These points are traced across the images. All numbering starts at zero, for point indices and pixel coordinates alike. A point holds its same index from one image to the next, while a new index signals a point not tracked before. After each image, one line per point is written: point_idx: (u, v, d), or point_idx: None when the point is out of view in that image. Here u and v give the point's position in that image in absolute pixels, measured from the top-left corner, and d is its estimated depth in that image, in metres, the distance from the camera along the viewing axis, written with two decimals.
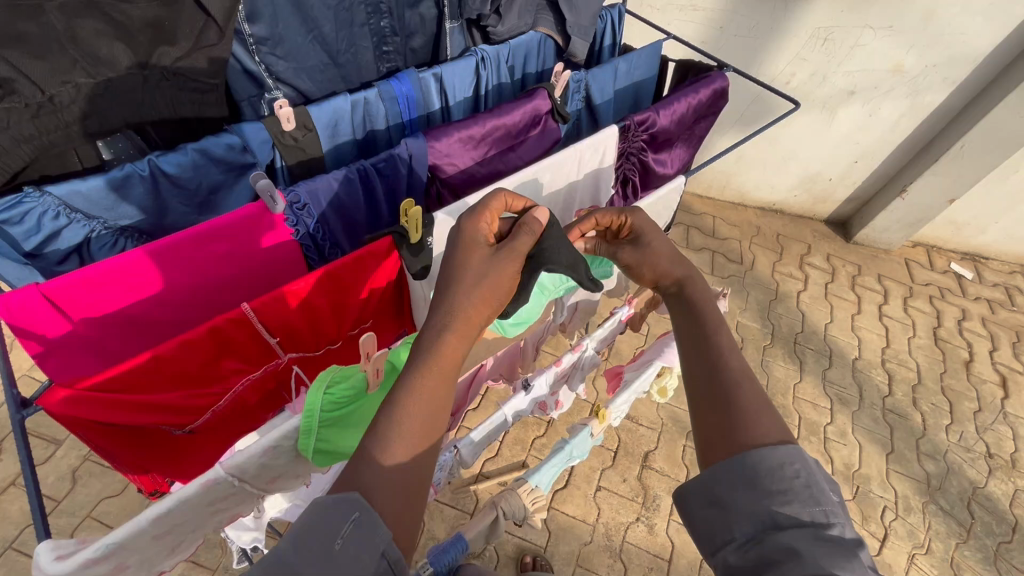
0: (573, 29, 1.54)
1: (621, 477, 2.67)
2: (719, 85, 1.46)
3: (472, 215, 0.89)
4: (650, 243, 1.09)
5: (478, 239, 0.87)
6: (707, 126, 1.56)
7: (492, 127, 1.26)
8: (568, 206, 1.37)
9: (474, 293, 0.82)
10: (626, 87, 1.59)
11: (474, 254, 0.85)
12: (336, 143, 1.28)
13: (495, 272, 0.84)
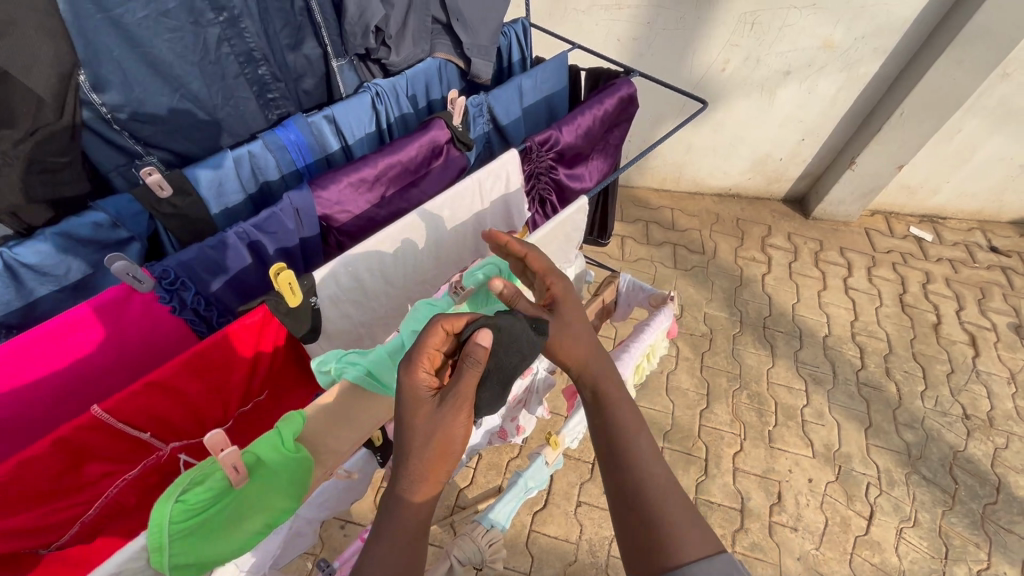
0: (471, 50, 1.50)
1: (601, 489, 2.61)
2: (624, 92, 1.41)
3: (410, 374, 0.81)
4: (570, 320, 1.01)
5: (418, 395, 0.81)
6: (621, 133, 1.51)
7: (384, 168, 1.20)
8: (481, 237, 1.32)
9: (424, 453, 0.82)
10: (535, 102, 1.54)
11: (418, 415, 0.81)
12: (225, 203, 1.21)
13: (438, 431, 0.80)
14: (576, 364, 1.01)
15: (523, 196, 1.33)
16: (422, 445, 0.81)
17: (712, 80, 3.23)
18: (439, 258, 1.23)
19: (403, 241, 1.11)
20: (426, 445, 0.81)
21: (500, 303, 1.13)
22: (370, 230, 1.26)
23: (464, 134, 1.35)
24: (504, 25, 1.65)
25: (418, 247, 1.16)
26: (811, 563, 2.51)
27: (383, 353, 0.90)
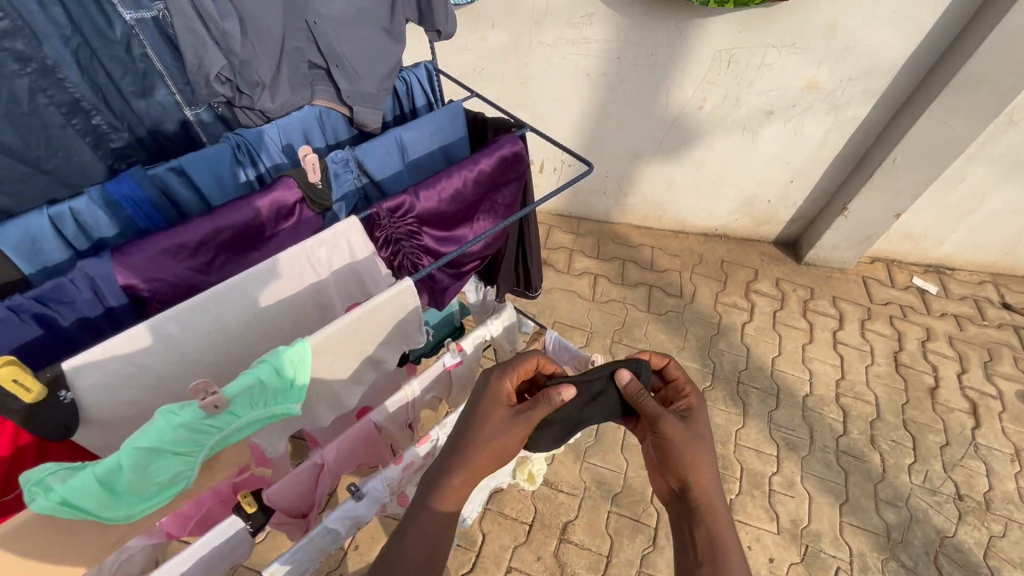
0: (353, 97, 1.40)
1: (536, 556, 2.42)
2: (506, 151, 1.28)
3: (504, 383, 1.22)
4: (696, 425, 1.22)
5: (507, 402, 1.20)
6: (512, 191, 1.38)
7: (208, 233, 1.08)
8: (328, 308, 1.18)
9: (490, 445, 1.16)
10: (423, 155, 1.42)
11: (496, 411, 1.19)
12: (44, 261, 1.12)
13: (510, 431, 1.16)
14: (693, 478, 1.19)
15: (380, 266, 1.20)
16: (490, 439, 1.15)
17: (690, 117, 3.06)
18: (267, 335, 1.10)
19: (204, 321, 0.99)
20: (492, 440, 1.15)
21: (290, 402, 0.88)
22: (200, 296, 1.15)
23: (324, 193, 1.24)
24: (402, 68, 1.53)
25: (230, 325, 1.03)
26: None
27: (89, 474, 0.72)
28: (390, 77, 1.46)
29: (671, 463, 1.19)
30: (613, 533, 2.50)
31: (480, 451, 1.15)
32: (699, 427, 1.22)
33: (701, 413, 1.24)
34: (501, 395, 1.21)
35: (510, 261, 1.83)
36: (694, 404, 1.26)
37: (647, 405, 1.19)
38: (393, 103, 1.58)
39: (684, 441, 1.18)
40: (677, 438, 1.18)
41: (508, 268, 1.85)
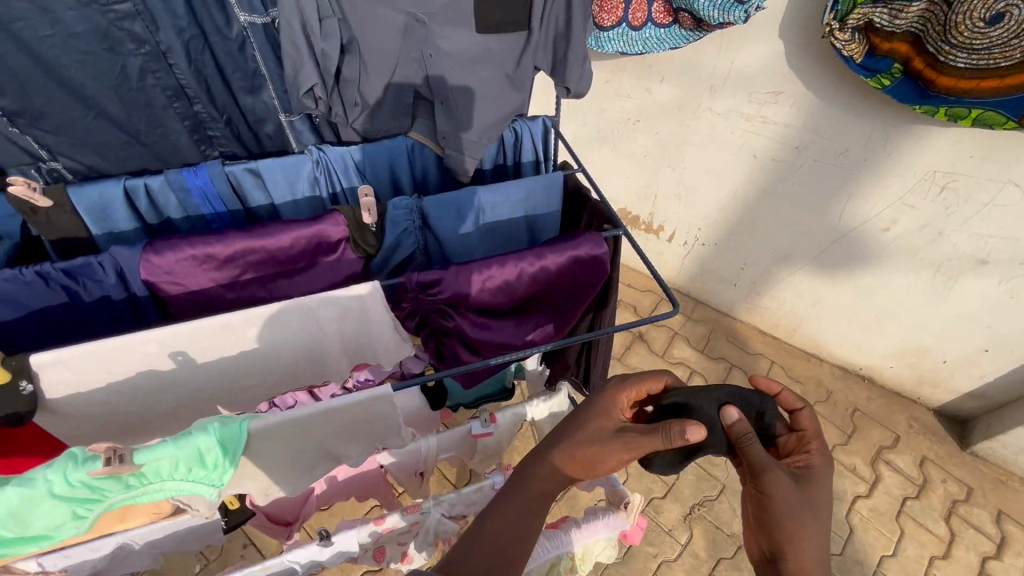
0: (448, 139, 1.28)
1: None
2: (581, 254, 1.09)
3: (614, 396, 0.99)
4: (813, 496, 0.89)
5: (610, 415, 0.97)
6: (575, 300, 1.17)
7: (239, 250, 1.03)
8: (325, 365, 1.06)
9: (579, 456, 0.94)
10: (499, 222, 1.25)
11: (604, 416, 0.97)
12: (111, 229, 1.15)
13: (609, 449, 0.92)
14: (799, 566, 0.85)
15: (392, 335, 1.05)
16: (585, 448, 0.94)
17: (868, 237, 2.40)
18: (253, 375, 1.01)
19: (189, 349, 0.91)
20: (589, 453, 0.93)
21: (209, 486, 0.77)
22: (215, 309, 1.09)
23: (373, 237, 1.13)
24: (516, 118, 1.37)
25: (215, 358, 0.95)
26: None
27: None
28: (496, 127, 1.30)
29: (777, 533, 0.87)
30: None
31: (564, 458, 0.95)
32: (817, 495, 0.90)
33: (821, 476, 0.91)
34: (611, 408, 0.98)
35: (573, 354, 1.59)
36: (814, 462, 0.93)
37: (753, 452, 0.88)
38: (496, 151, 1.41)
39: (791, 505, 0.86)
40: (782, 499, 0.86)
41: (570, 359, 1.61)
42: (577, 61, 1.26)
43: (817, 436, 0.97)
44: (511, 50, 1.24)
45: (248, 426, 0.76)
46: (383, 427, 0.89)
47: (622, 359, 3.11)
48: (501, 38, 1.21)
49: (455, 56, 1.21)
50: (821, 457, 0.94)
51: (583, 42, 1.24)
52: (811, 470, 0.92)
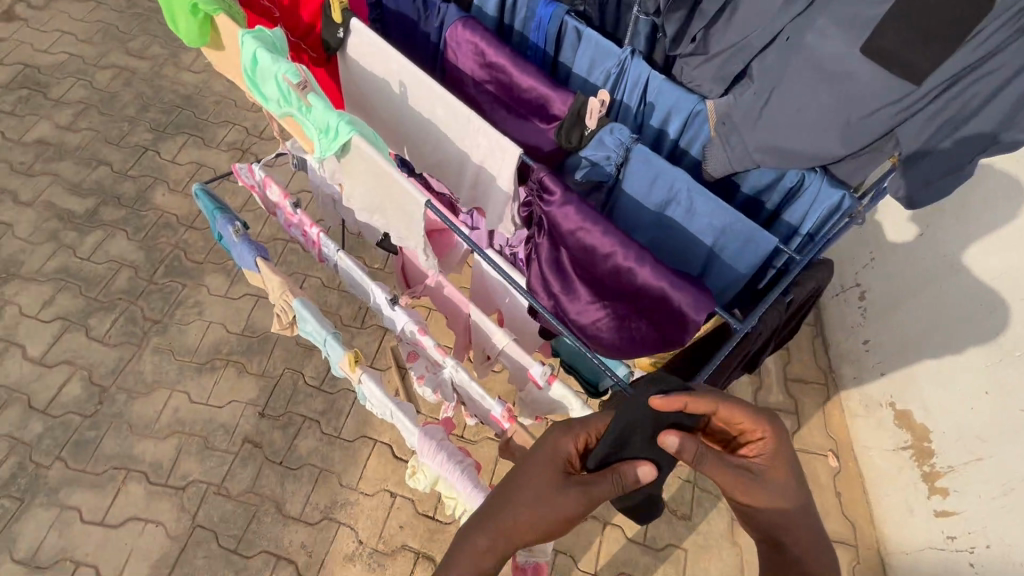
0: (725, 128, 1.21)
1: (399, 526, 2.39)
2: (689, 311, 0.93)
3: (552, 449, 1.16)
4: (767, 471, 1.13)
5: (552, 471, 1.15)
6: (659, 341, 1.00)
7: (498, 65, 1.22)
8: (460, 181, 1.24)
9: (533, 518, 1.12)
10: (681, 224, 1.12)
11: (547, 472, 1.15)
12: (482, 8, 1.46)
13: (550, 504, 1.11)
14: (772, 520, 1.13)
15: (503, 203, 1.15)
16: (530, 504, 1.13)
17: None
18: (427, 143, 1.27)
19: (410, 88, 1.20)
20: (538, 512, 1.12)
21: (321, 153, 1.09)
22: (462, 95, 1.35)
23: (578, 136, 1.16)
24: (816, 169, 1.16)
25: (417, 108, 1.21)
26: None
27: (249, 45, 1.09)
28: (776, 158, 1.17)
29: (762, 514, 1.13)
30: None
31: (516, 521, 1.14)
32: (777, 467, 1.13)
33: (771, 459, 1.13)
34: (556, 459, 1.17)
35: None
36: (765, 445, 1.14)
37: (714, 462, 1.11)
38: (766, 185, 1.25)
39: (753, 490, 1.11)
40: (748, 489, 1.11)
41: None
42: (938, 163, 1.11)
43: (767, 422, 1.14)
44: (882, 95, 1.06)
45: (356, 136, 1.03)
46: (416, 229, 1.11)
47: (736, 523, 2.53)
48: (875, 72, 1.05)
49: (817, 54, 1.10)
50: (769, 436, 1.14)
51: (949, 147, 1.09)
52: (765, 450, 1.14)
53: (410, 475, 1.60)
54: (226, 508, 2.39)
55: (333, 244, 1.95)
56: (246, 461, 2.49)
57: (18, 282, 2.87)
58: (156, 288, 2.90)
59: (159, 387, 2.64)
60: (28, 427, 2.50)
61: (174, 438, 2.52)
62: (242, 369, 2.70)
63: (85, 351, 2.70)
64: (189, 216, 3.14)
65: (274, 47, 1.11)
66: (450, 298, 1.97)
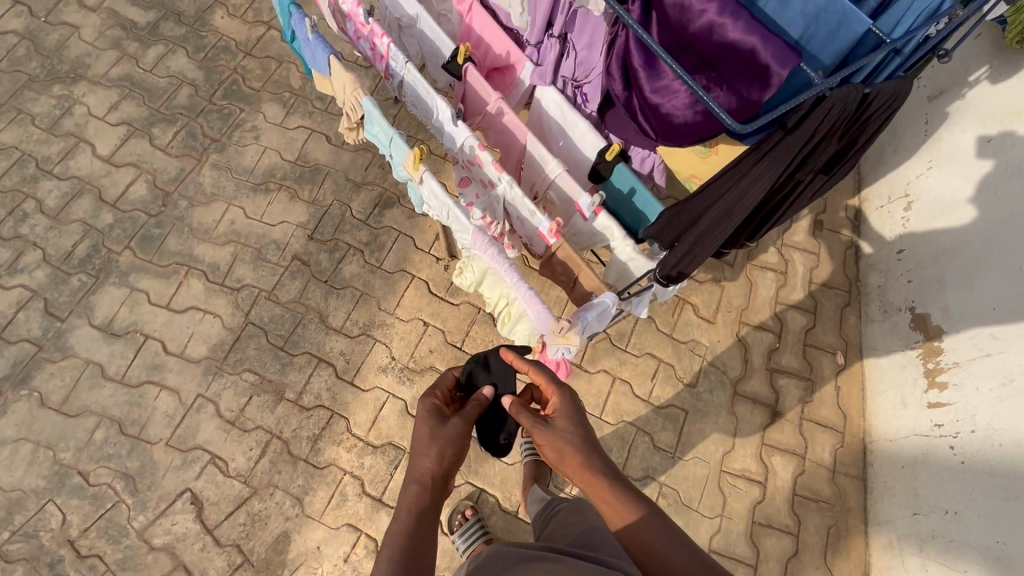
0: None
1: (429, 350, 2.61)
2: (773, 57, 1.13)
3: (424, 400, 1.43)
4: (557, 418, 1.41)
5: (430, 416, 1.37)
6: (739, 89, 1.20)
7: None
8: None
9: (442, 452, 1.27)
10: (774, 12, 1.22)
11: (423, 429, 1.33)
12: None
13: (443, 436, 1.30)
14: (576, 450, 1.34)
15: None
16: (425, 456, 1.26)
17: None
18: None
19: None
20: (445, 443, 1.29)
21: None
22: None
23: None
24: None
25: None
26: (296, 553, 2.27)
27: None
28: None
29: (562, 461, 1.33)
30: None
31: (432, 465, 1.25)
32: (568, 420, 1.40)
33: (562, 409, 1.39)
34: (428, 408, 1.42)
35: (712, 245, 1.42)
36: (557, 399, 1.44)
37: (520, 414, 1.43)
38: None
39: (548, 433, 1.36)
40: (549, 437, 1.36)
41: (707, 252, 1.45)
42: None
43: (556, 383, 1.47)
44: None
45: None
46: None
47: (736, 396, 2.74)
48: None
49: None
50: (560, 395, 1.44)
51: None
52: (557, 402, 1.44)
53: (464, 272, 1.76)
54: (275, 312, 2.62)
55: (402, 55, 1.97)
56: (295, 275, 2.69)
57: (85, 83, 2.96)
58: (215, 109, 2.98)
59: (217, 199, 2.79)
60: (100, 217, 2.70)
61: (230, 246, 2.71)
62: (294, 195, 2.83)
63: (150, 157, 2.84)
64: (247, 43, 3.13)
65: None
66: (509, 126, 2.01)
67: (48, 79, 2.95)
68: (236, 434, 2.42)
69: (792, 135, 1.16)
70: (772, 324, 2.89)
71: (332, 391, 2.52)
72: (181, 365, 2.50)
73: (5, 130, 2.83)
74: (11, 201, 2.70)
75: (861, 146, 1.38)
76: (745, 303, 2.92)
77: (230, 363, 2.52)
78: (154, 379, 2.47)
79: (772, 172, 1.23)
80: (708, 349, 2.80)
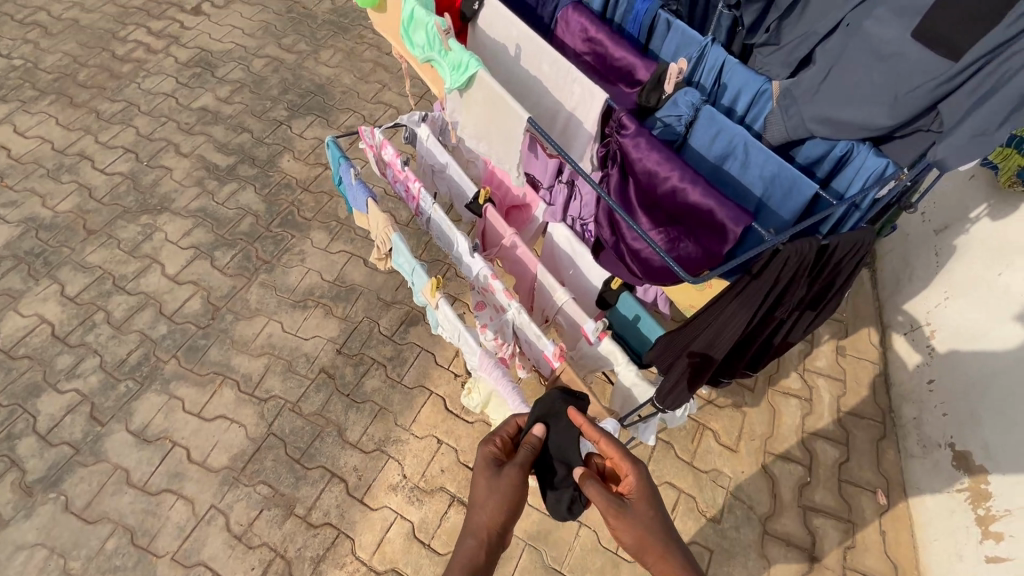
0: (782, 102, 1.55)
1: (440, 469, 2.60)
2: (726, 213, 1.27)
3: (482, 448, 1.53)
4: (635, 500, 1.44)
5: (488, 467, 1.50)
6: (701, 239, 1.34)
7: (598, 40, 1.59)
8: (566, 132, 1.55)
9: (497, 504, 1.44)
10: (737, 175, 1.44)
11: (482, 481, 1.47)
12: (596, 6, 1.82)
13: (498, 494, 1.44)
14: (649, 535, 1.40)
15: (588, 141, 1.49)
16: (486, 509, 1.44)
17: None
18: (534, 96, 1.60)
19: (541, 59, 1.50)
20: (502, 495, 1.44)
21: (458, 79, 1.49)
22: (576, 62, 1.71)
23: (656, 98, 1.49)
24: (863, 142, 1.48)
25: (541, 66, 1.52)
26: None
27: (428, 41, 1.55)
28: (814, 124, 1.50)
29: (638, 545, 1.41)
30: (441, 554, 2.39)
31: (487, 521, 1.44)
32: (641, 498, 1.44)
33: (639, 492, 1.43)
34: (486, 457, 1.52)
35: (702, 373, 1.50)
36: (634, 478, 1.46)
37: (597, 493, 1.42)
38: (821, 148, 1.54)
39: (628, 519, 1.41)
40: (624, 522, 1.41)
41: (704, 376, 1.52)
42: (974, 129, 1.30)
43: (630, 459, 1.47)
44: (930, 74, 1.30)
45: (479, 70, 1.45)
46: (499, 129, 1.53)
47: (766, 536, 2.53)
48: (925, 53, 1.30)
49: (874, 40, 1.37)
50: (634, 470, 1.45)
51: (992, 112, 1.27)
52: (634, 481, 1.46)
53: (472, 394, 1.83)
54: (296, 423, 2.72)
55: (430, 197, 2.26)
56: (320, 387, 2.83)
57: (167, 214, 3.46)
58: (270, 235, 3.38)
59: (259, 314, 3.06)
60: (156, 328, 2.99)
61: (264, 357, 2.92)
62: (328, 311, 3.08)
63: (208, 276, 3.20)
64: (306, 180, 3.65)
65: (427, 6, 1.56)
66: (522, 257, 2.20)
67: (139, 210, 3.47)
68: (241, 551, 2.39)
69: (758, 279, 1.23)
70: (800, 456, 2.74)
71: (341, 508, 2.50)
72: (200, 474, 2.56)
73: (94, 252, 3.29)
74: (84, 312, 3.05)
75: (839, 286, 1.46)
76: (769, 431, 2.81)
77: (247, 475, 2.57)
78: (173, 487, 2.53)
79: (744, 311, 1.32)
80: (731, 481, 2.66)
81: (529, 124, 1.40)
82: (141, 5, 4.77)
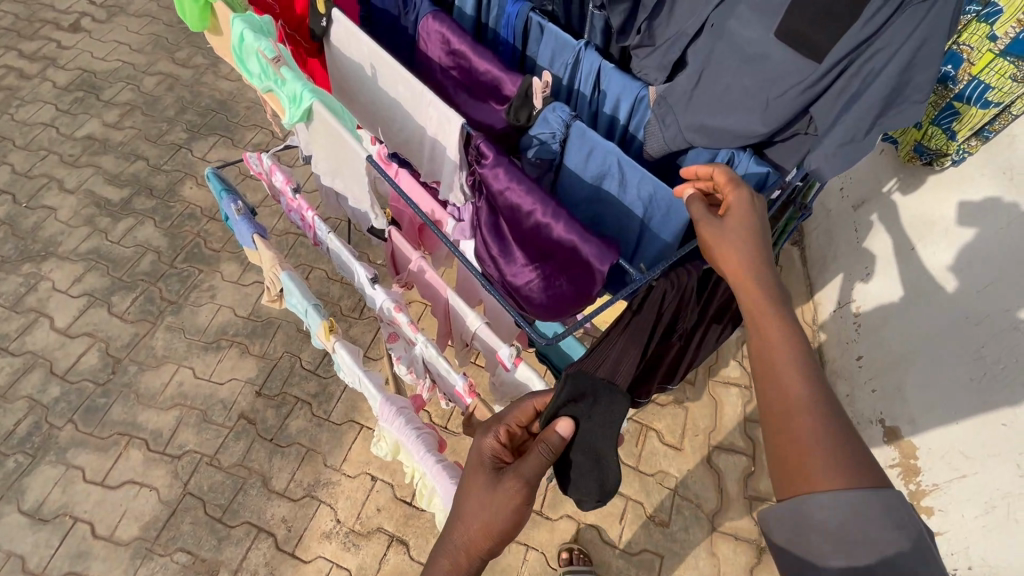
0: (658, 105, 1.46)
1: (376, 509, 2.45)
2: (592, 249, 1.20)
3: (477, 447, 1.21)
4: (733, 220, 1.11)
5: (483, 472, 1.17)
6: (570, 275, 1.26)
7: (461, 52, 1.52)
8: (434, 158, 1.49)
9: (485, 523, 1.12)
10: (616, 196, 1.37)
11: (475, 484, 1.17)
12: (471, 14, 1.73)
13: (490, 510, 1.11)
14: (740, 259, 1.05)
15: (454, 169, 1.42)
16: (477, 525, 1.13)
17: None
18: (400, 121, 1.53)
19: (398, 80, 1.45)
20: (491, 516, 1.11)
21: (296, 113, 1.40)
22: (448, 77, 1.61)
23: (525, 114, 1.41)
24: (745, 149, 1.41)
25: (400, 88, 1.46)
26: None
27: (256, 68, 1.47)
28: (692, 128, 1.42)
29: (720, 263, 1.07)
30: None
31: (473, 540, 1.14)
32: (742, 218, 1.10)
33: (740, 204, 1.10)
34: (485, 455, 1.20)
35: None
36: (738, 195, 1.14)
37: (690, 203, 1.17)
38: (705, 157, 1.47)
39: (715, 234, 1.10)
40: (711, 235, 1.11)
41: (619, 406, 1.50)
42: (844, 137, 1.31)
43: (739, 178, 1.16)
44: (797, 77, 1.29)
45: (314, 101, 1.38)
46: (352, 164, 1.47)
47: (714, 533, 2.50)
48: (792, 54, 1.28)
49: (738, 42, 1.34)
50: (739, 191, 1.15)
51: (860, 116, 1.28)
52: (738, 200, 1.14)
53: (381, 442, 1.67)
54: (216, 479, 2.50)
55: (325, 227, 2.07)
56: (239, 435, 2.61)
57: (53, 260, 3.13)
58: (174, 272, 3.11)
59: (167, 362, 2.81)
60: (48, 390, 2.71)
61: (175, 410, 2.67)
62: (244, 349, 2.85)
63: (105, 325, 2.91)
64: (211, 208, 3.36)
65: (259, 30, 1.45)
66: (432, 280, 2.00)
67: (20, 259, 3.13)
68: None
69: (638, 316, 1.29)
70: (744, 446, 2.73)
71: (270, 565, 2.32)
72: (108, 550, 2.33)
73: None
74: None
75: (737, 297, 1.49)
76: (712, 425, 2.78)
77: (162, 544, 2.35)
78: (77, 568, 2.29)
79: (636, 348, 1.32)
80: (677, 480, 2.62)
81: (367, 160, 1.38)
82: (10, 25, 4.30)
